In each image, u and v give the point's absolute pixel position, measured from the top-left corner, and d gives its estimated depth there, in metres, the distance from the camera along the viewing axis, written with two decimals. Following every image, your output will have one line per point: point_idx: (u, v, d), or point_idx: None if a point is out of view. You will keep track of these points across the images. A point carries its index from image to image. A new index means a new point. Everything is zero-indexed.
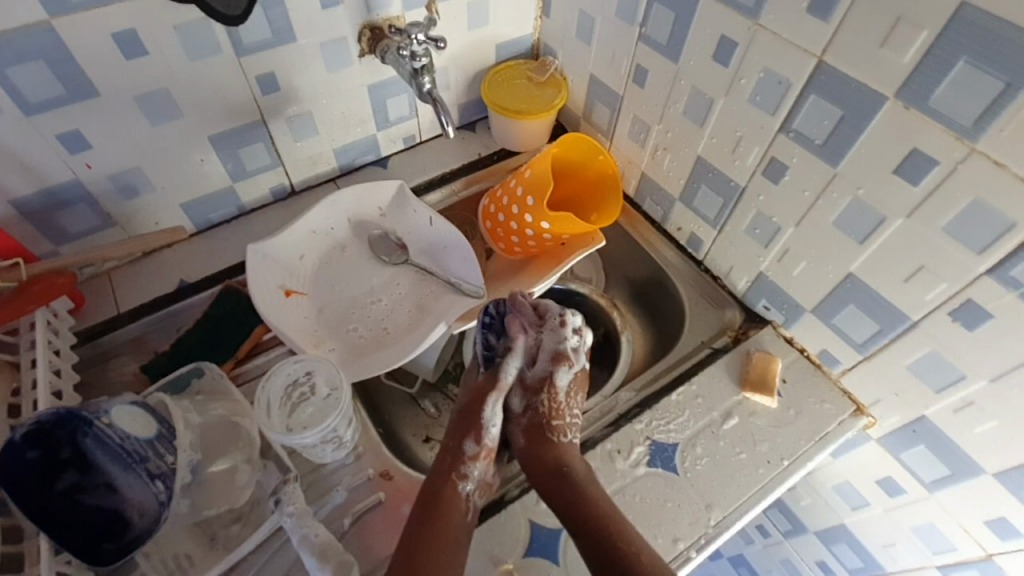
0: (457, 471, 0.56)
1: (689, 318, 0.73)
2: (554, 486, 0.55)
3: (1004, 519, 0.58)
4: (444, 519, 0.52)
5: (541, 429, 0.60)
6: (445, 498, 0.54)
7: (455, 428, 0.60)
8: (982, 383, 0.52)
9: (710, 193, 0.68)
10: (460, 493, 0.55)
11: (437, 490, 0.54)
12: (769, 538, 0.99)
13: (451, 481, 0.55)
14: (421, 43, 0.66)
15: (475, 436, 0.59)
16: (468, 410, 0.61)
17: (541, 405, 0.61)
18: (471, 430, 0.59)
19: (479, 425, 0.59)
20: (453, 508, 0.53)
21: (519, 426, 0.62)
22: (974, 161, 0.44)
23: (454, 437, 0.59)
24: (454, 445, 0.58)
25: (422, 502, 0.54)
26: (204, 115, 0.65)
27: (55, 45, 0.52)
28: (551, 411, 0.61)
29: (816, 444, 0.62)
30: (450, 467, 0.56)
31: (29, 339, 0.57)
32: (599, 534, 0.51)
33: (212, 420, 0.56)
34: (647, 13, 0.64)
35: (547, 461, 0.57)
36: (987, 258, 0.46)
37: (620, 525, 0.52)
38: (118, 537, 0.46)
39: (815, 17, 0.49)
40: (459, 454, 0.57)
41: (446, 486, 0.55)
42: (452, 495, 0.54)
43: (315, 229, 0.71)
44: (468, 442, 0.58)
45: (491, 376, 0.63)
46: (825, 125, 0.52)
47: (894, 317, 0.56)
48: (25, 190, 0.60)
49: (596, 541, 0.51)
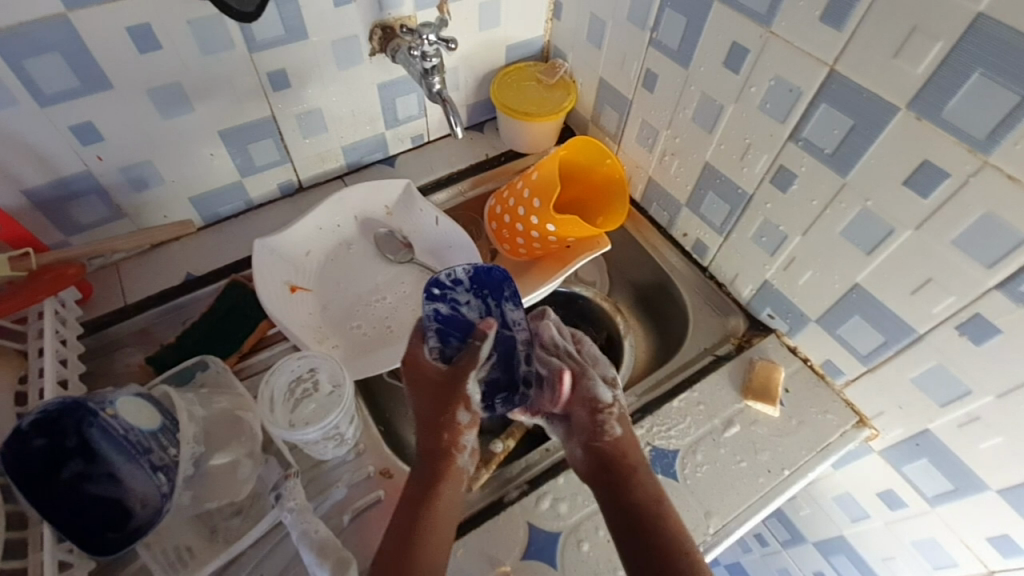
0: (455, 445, 0.51)
1: (694, 324, 0.73)
2: (611, 483, 0.51)
3: (1007, 537, 0.57)
4: (436, 501, 0.49)
5: (597, 428, 0.54)
6: (439, 475, 0.50)
7: (436, 398, 0.51)
8: (989, 399, 0.51)
9: (718, 200, 0.68)
10: (454, 474, 0.50)
11: (435, 454, 0.50)
12: (767, 547, 0.99)
13: (450, 458, 0.50)
14: (432, 43, 0.66)
15: (467, 404, 0.51)
16: (441, 388, 0.51)
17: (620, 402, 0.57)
18: (457, 401, 0.50)
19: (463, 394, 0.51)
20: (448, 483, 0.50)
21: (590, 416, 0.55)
22: (986, 175, 0.44)
23: (440, 408, 0.51)
24: (441, 420, 0.51)
25: (423, 477, 0.50)
26: (214, 110, 0.65)
27: (71, 38, 0.53)
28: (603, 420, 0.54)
29: (818, 455, 0.61)
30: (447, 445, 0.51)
31: (38, 327, 0.58)
32: (648, 541, 0.47)
33: (215, 413, 0.56)
34: (658, 17, 0.64)
35: (618, 457, 0.52)
36: (996, 272, 0.46)
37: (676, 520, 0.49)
38: (120, 527, 0.47)
39: (828, 26, 0.49)
40: (451, 425, 0.50)
41: (444, 461, 0.50)
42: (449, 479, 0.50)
43: (321, 226, 0.72)
44: (460, 412, 0.50)
45: (462, 361, 0.51)
46: (835, 134, 0.52)
47: (900, 330, 0.55)
48: (37, 180, 0.60)
49: (645, 544, 0.47)
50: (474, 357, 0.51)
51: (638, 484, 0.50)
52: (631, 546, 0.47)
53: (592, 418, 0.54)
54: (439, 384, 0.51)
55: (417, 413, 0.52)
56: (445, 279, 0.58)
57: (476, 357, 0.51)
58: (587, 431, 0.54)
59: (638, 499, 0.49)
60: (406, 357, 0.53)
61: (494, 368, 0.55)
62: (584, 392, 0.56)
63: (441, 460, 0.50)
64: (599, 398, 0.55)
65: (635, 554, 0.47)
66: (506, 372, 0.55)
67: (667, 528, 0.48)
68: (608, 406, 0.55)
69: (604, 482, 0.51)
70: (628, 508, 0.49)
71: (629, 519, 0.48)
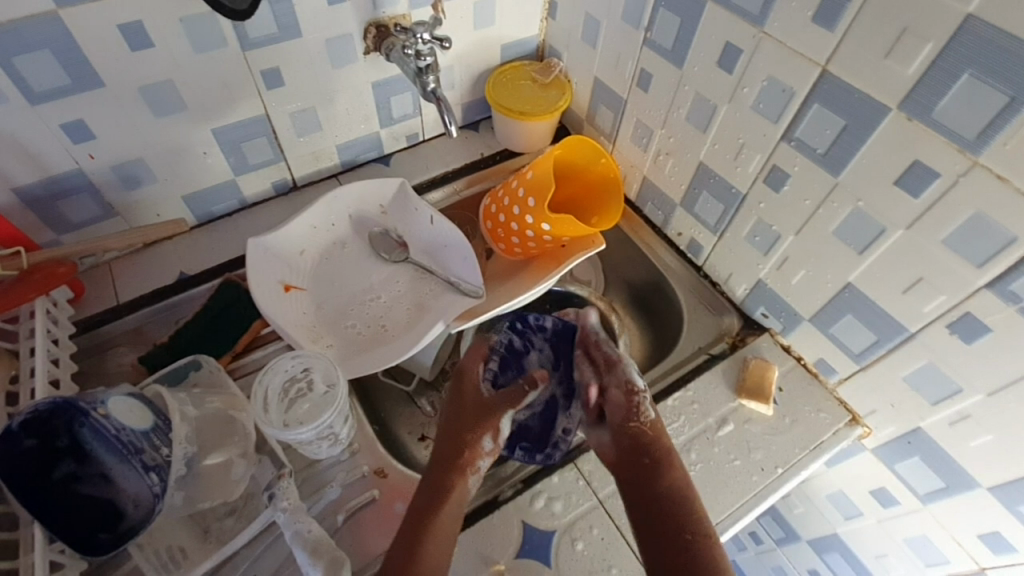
0: (472, 467, 0.52)
1: (688, 322, 0.73)
2: (640, 465, 0.51)
3: (998, 534, 0.58)
4: (442, 510, 0.49)
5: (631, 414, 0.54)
6: (447, 489, 0.50)
7: (470, 414, 0.55)
8: (980, 397, 0.52)
9: (711, 200, 0.68)
10: (458, 484, 0.51)
11: (449, 456, 0.53)
12: (761, 545, 0.99)
13: (462, 473, 0.52)
14: (426, 42, 0.67)
15: (494, 433, 0.54)
16: (478, 410, 0.55)
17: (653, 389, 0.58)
18: (485, 427, 0.54)
19: (494, 418, 0.54)
20: (452, 499, 0.50)
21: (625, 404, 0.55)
22: (976, 174, 0.44)
23: (471, 428, 0.54)
24: (460, 436, 0.54)
25: (437, 475, 0.52)
26: (207, 109, 0.65)
27: (61, 34, 0.52)
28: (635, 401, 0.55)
29: (811, 453, 0.62)
30: (466, 463, 0.52)
31: (29, 327, 0.57)
32: (667, 521, 0.47)
33: (207, 413, 0.56)
34: (653, 17, 0.64)
35: (644, 442, 0.52)
36: (987, 271, 0.46)
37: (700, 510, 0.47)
38: (112, 527, 0.46)
39: (820, 26, 0.49)
40: (473, 445, 0.53)
41: (450, 479, 0.51)
42: (455, 492, 0.50)
43: (316, 225, 0.71)
44: (486, 438, 0.54)
45: (505, 396, 0.56)
46: (827, 134, 0.52)
47: (892, 328, 0.56)
48: (28, 178, 0.60)
49: (671, 528, 0.46)
50: (518, 398, 0.56)
51: (664, 468, 0.50)
52: (655, 529, 0.47)
53: (627, 398, 0.55)
54: (472, 401, 0.56)
55: (446, 420, 0.56)
56: (530, 319, 0.67)
57: (521, 398, 0.57)
58: (623, 411, 0.55)
59: (665, 485, 0.49)
60: (462, 370, 0.60)
61: (532, 418, 0.62)
62: (619, 376, 0.58)
63: (451, 474, 0.52)
64: (634, 384, 0.56)
65: (659, 537, 0.46)
66: (542, 425, 0.62)
67: (694, 515, 0.47)
68: (640, 389, 0.56)
69: (635, 467, 0.51)
70: (656, 490, 0.49)
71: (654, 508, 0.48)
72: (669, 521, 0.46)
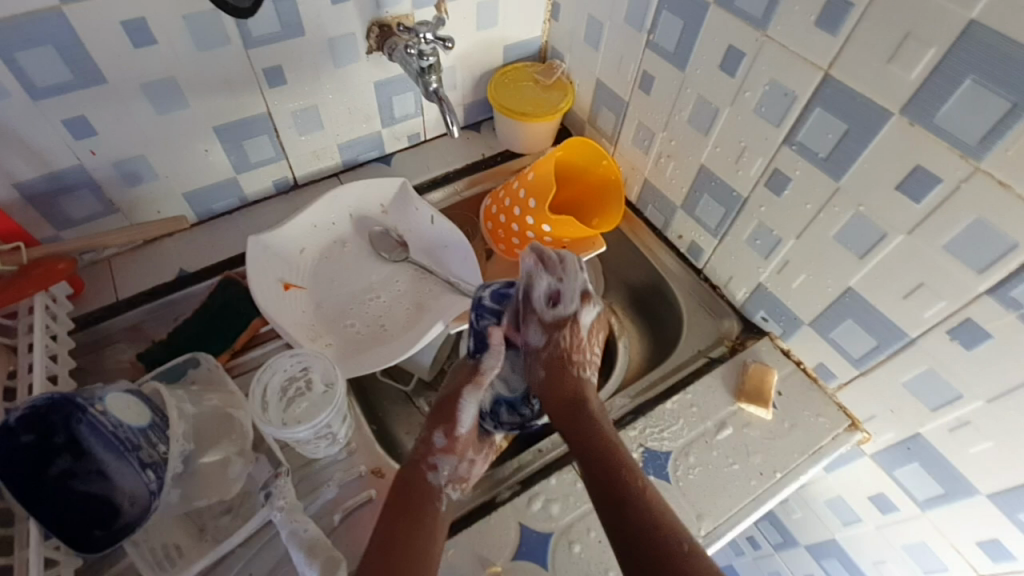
0: (428, 461, 0.56)
1: (687, 326, 0.73)
2: (565, 416, 0.58)
3: (997, 541, 0.58)
4: (419, 507, 0.52)
5: (565, 362, 0.63)
6: (417, 489, 0.54)
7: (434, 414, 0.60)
8: (980, 403, 0.52)
9: (712, 203, 0.68)
10: (431, 484, 0.55)
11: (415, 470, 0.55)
12: (760, 549, 0.99)
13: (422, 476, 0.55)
14: (428, 42, 0.66)
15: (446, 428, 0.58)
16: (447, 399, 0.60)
17: (564, 338, 0.64)
18: (443, 424, 0.58)
19: (451, 418, 0.58)
20: (427, 500, 0.53)
21: (536, 359, 0.64)
22: (978, 180, 0.44)
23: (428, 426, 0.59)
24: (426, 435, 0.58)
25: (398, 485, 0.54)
26: (210, 107, 0.65)
27: (65, 30, 0.52)
28: (571, 344, 0.64)
29: (810, 458, 0.61)
30: (422, 457, 0.56)
31: (28, 323, 0.57)
32: (598, 466, 0.53)
33: (206, 410, 0.55)
34: (655, 20, 0.64)
35: (556, 397, 0.60)
36: (988, 277, 0.46)
37: (622, 453, 0.54)
38: (107, 524, 0.46)
39: (823, 31, 0.49)
40: (427, 445, 0.57)
41: (419, 478, 0.55)
42: (423, 493, 0.54)
43: (316, 224, 0.71)
44: (438, 434, 0.57)
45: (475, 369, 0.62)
46: (829, 139, 0.52)
47: (893, 334, 0.55)
48: (29, 173, 0.60)
49: (594, 469, 0.53)
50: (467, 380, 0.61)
51: (585, 424, 0.57)
52: (587, 471, 0.53)
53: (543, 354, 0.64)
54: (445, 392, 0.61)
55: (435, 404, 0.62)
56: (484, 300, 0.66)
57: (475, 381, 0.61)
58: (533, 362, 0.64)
59: (586, 429, 0.56)
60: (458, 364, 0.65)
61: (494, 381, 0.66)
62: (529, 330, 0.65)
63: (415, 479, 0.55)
64: (534, 342, 0.65)
65: (592, 480, 0.53)
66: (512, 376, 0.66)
67: (612, 457, 0.54)
68: (541, 350, 0.65)
69: (556, 417, 0.59)
70: (583, 436, 0.56)
71: (578, 447, 0.55)
72: (595, 461, 0.54)
